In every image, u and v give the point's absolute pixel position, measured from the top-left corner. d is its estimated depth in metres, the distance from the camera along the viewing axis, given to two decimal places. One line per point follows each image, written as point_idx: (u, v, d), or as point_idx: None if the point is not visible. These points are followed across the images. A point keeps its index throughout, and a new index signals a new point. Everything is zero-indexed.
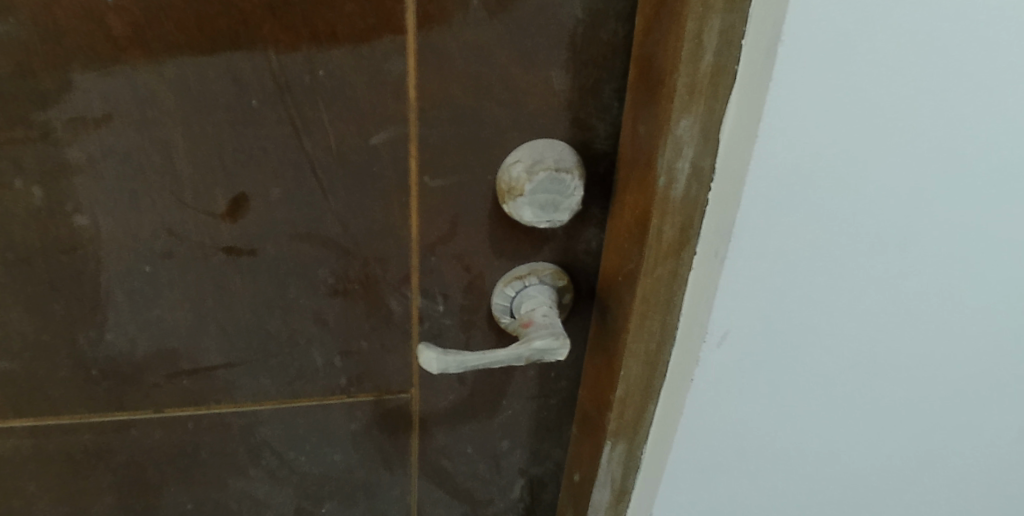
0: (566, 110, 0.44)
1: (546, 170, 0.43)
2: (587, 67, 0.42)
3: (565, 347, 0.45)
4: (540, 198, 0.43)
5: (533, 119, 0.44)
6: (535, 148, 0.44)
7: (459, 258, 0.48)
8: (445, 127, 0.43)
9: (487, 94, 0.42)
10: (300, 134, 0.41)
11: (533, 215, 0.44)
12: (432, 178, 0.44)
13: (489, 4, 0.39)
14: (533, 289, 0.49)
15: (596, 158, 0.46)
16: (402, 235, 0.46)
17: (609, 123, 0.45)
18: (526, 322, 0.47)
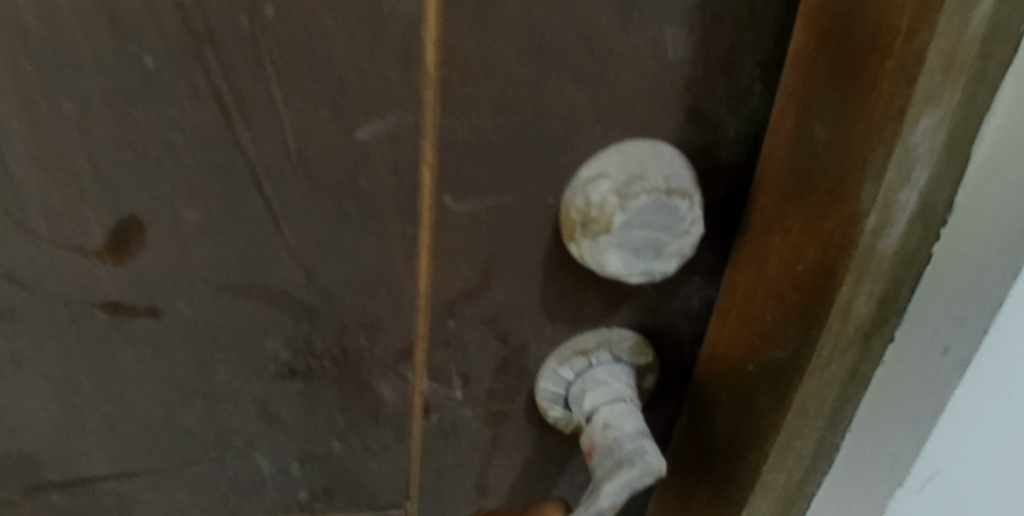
0: (683, 97, 0.26)
1: (654, 192, 0.26)
2: (728, 24, 0.25)
3: (650, 463, 0.28)
4: (637, 239, 0.26)
5: (627, 109, 0.26)
6: (630, 154, 0.27)
7: (490, 324, 0.31)
8: (483, 117, 0.25)
9: (560, 63, 0.25)
10: (233, 120, 0.24)
11: (623, 268, 0.27)
12: (456, 200, 0.27)
13: None
14: (603, 372, 0.32)
15: (718, 174, 0.28)
16: (401, 289, 0.29)
17: (745, 121, 0.27)
18: (588, 448, 0.30)
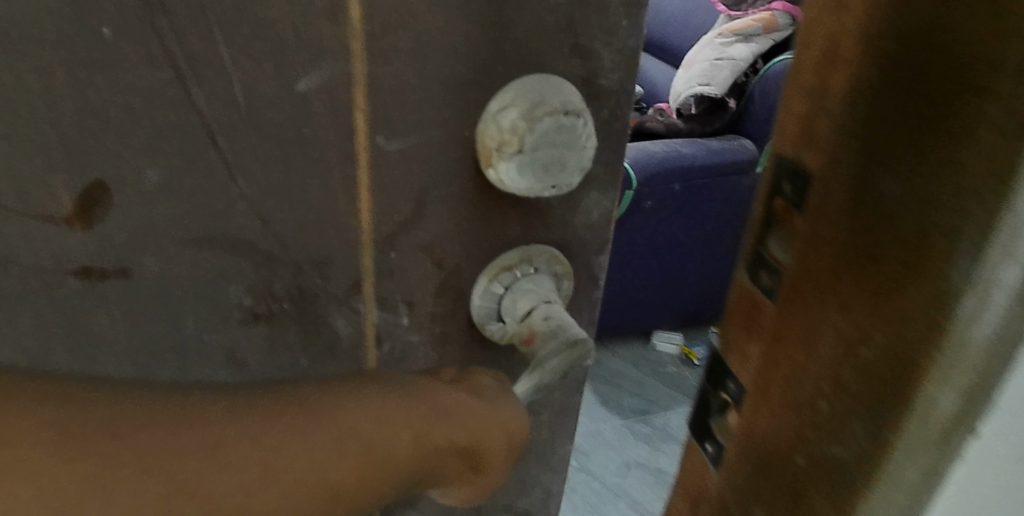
0: (565, 32, 0.32)
1: (554, 114, 0.32)
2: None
3: (586, 345, 0.36)
4: (544, 155, 0.32)
5: (520, 47, 0.32)
6: (529, 85, 0.32)
7: (427, 251, 0.36)
8: (404, 62, 0.30)
9: (462, 12, 0.30)
10: (187, 81, 0.27)
11: (535, 182, 0.33)
12: (387, 140, 0.32)
13: None
14: (528, 278, 0.38)
15: (599, 97, 0.35)
16: (347, 227, 0.33)
17: (617, 50, 0.34)
18: (527, 337, 0.37)
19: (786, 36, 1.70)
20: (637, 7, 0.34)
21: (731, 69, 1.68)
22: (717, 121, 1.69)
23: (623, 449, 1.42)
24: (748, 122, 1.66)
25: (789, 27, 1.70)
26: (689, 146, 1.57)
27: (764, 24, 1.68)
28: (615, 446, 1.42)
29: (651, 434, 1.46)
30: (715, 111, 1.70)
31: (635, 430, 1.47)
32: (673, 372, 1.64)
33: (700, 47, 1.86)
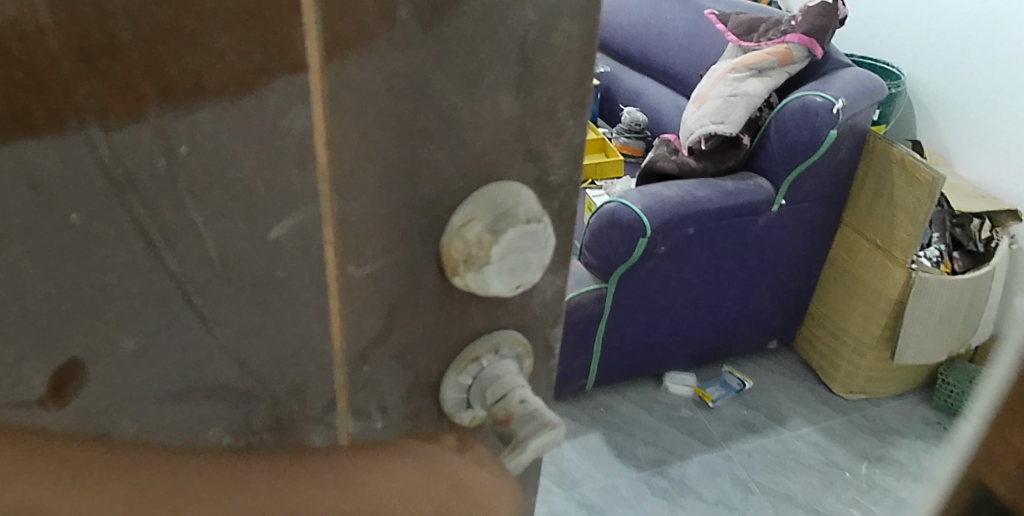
0: (519, 142, 0.34)
1: (518, 225, 0.33)
2: (541, 83, 0.32)
3: (557, 428, 0.39)
4: (510, 262, 0.34)
5: (479, 162, 0.33)
6: (490, 196, 0.33)
7: (398, 359, 0.36)
8: (371, 194, 0.31)
9: (424, 139, 0.31)
10: (161, 250, 0.27)
11: (503, 285, 0.35)
12: (357, 266, 0.32)
13: (423, 14, 0.28)
14: (496, 361, 0.39)
15: (552, 191, 0.36)
16: (321, 351, 0.33)
17: (565, 147, 0.35)
18: (503, 418, 0.39)
19: (798, 69, 1.58)
20: (584, 109, 0.35)
21: (745, 107, 1.54)
22: (731, 159, 1.56)
23: (639, 504, 1.42)
24: (762, 158, 1.54)
25: (802, 62, 1.57)
26: (704, 188, 1.48)
27: (779, 58, 1.55)
28: (633, 501, 1.43)
29: (669, 488, 1.46)
30: (727, 148, 1.57)
31: (652, 484, 1.47)
32: (688, 417, 1.62)
33: (714, 79, 1.65)
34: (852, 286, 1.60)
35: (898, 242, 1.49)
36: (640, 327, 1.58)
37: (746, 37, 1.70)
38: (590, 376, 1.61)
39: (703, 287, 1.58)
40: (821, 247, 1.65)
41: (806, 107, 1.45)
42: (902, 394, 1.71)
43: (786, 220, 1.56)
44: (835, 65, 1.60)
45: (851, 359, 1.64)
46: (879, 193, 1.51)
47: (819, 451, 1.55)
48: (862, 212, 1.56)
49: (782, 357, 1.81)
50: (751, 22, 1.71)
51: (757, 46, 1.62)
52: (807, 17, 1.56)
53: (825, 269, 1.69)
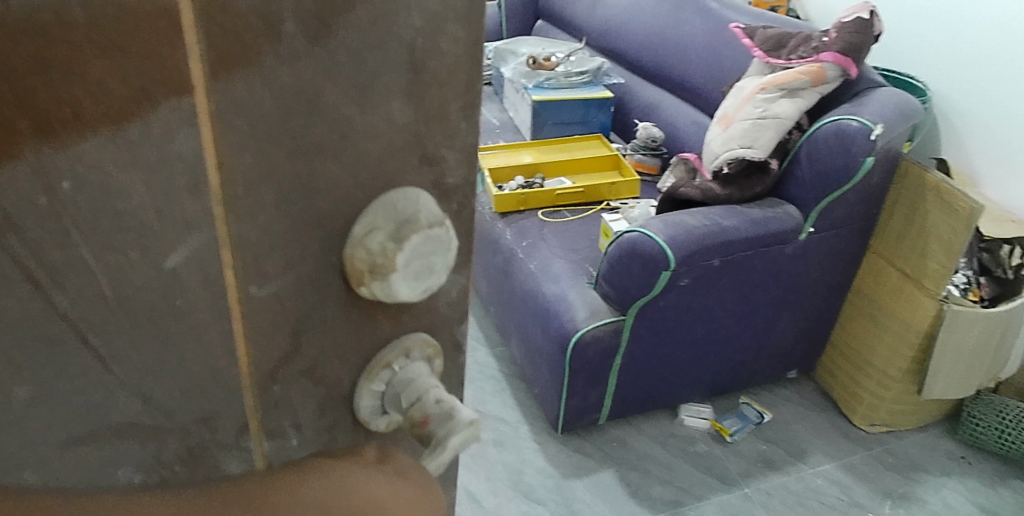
0: (412, 147, 0.34)
1: (420, 231, 0.33)
2: (432, 88, 0.32)
3: (475, 423, 0.40)
4: (415, 268, 0.34)
5: (376, 170, 0.33)
6: (390, 202, 0.33)
7: (309, 374, 0.37)
8: (269, 211, 0.31)
9: (318, 152, 0.31)
10: (50, 295, 0.27)
11: (411, 292, 0.35)
12: (259, 286, 0.32)
13: (308, 25, 0.28)
14: (407, 368, 0.39)
15: (448, 193, 0.37)
16: (229, 376, 0.33)
17: (460, 149, 0.36)
18: (420, 420, 0.39)
19: (831, 86, 1.86)
20: (475, 110, 0.35)
21: (774, 129, 1.83)
22: (756, 185, 1.87)
23: None
24: (792, 185, 1.88)
25: (835, 79, 1.85)
26: (729, 217, 1.80)
27: (810, 77, 1.83)
28: None
29: None
30: (753, 173, 1.88)
31: None
32: (702, 451, 2.07)
33: (745, 99, 1.94)
34: (885, 283, 2.03)
35: (923, 252, 1.90)
36: (649, 343, 1.91)
37: (775, 52, 2.01)
38: (608, 386, 1.95)
39: (727, 315, 1.95)
40: (810, 275, 2.02)
41: (841, 130, 1.74)
42: (929, 426, 2.21)
43: (824, 242, 1.96)
44: (868, 83, 1.91)
45: (879, 345, 2.08)
46: (914, 206, 1.91)
47: (839, 487, 2.00)
48: (894, 230, 1.98)
49: (801, 384, 2.36)
50: (780, 39, 2.02)
51: (792, 64, 1.91)
52: (841, 36, 1.84)
53: (868, 268, 2.09)
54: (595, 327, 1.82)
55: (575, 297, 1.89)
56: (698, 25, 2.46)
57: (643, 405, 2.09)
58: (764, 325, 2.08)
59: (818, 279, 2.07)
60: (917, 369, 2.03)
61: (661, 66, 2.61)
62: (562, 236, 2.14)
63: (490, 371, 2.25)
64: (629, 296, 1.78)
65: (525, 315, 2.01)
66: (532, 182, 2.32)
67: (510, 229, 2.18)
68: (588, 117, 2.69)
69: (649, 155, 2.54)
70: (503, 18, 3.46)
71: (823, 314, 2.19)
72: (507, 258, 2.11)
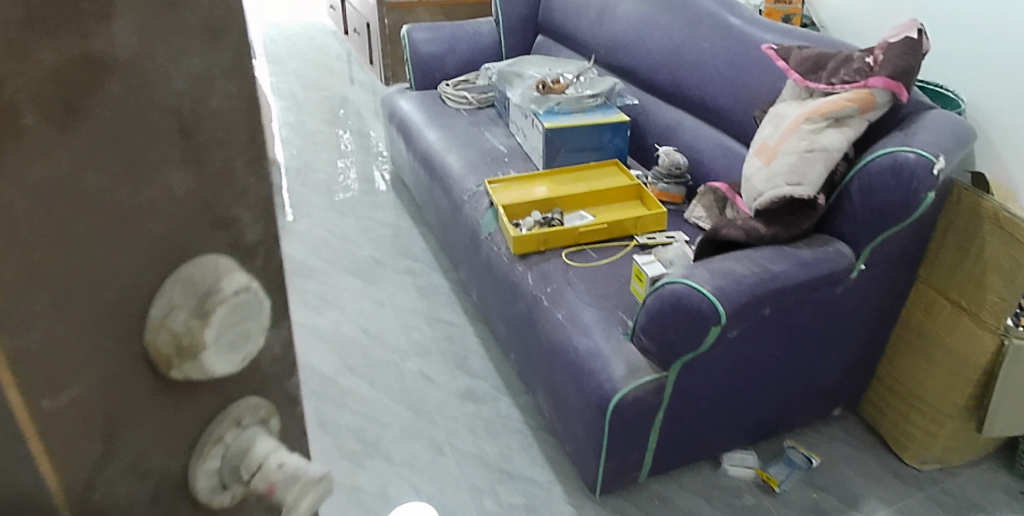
0: (202, 213, 0.45)
1: (227, 303, 0.44)
2: (205, 152, 0.44)
3: (321, 479, 0.50)
4: (226, 340, 0.45)
5: (165, 240, 0.43)
6: (192, 271, 0.44)
7: (136, 439, 0.45)
8: (55, 318, 0.38)
9: (94, 253, 0.39)
10: None
11: (220, 360, 0.45)
12: (51, 399, 0.39)
13: (59, 126, 0.35)
14: (241, 435, 0.51)
15: (238, 244, 0.48)
16: (46, 467, 0.40)
17: (245, 206, 0.48)
18: (267, 488, 0.49)
19: (880, 112, 1.76)
20: (249, 165, 0.48)
21: (824, 164, 1.72)
22: (805, 222, 1.76)
23: None
24: (845, 220, 1.79)
25: (885, 105, 1.75)
26: (779, 262, 1.69)
27: (860, 105, 1.73)
28: None
29: None
30: (801, 210, 1.77)
31: None
32: (752, 504, 2.04)
33: (789, 128, 1.83)
34: (935, 316, 2.09)
35: (980, 292, 1.96)
36: (692, 398, 1.82)
37: (813, 75, 1.91)
38: (649, 443, 1.86)
39: (773, 362, 1.89)
40: (856, 317, 2.00)
41: (899, 164, 1.64)
42: (980, 460, 2.27)
43: (865, 280, 1.90)
44: (916, 106, 1.84)
45: (930, 379, 2.14)
46: (964, 248, 1.98)
47: None
48: (941, 272, 2.06)
49: (846, 421, 2.43)
50: (817, 60, 1.92)
51: (835, 90, 1.81)
52: (891, 59, 1.73)
53: (916, 301, 2.15)
54: (637, 387, 1.71)
55: (611, 352, 1.78)
56: (716, 42, 2.41)
57: (684, 456, 1.99)
58: (800, 362, 1.98)
59: (856, 312, 1.99)
60: (976, 405, 2.08)
61: (678, 87, 2.57)
62: (587, 279, 2.03)
63: (514, 424, 2.18)
64: (674, 354, 1.67)
65: (557, 371, 1.91)
66: (550, 219, 2.27)
67: (531, 274, 2.09)
68: (602, 142, 2.65)
69: (673, 183, 2.43)
70: (502, 36, 3.59)
71: (868, 351, 2.21)
72: (530, 305, 2.03)
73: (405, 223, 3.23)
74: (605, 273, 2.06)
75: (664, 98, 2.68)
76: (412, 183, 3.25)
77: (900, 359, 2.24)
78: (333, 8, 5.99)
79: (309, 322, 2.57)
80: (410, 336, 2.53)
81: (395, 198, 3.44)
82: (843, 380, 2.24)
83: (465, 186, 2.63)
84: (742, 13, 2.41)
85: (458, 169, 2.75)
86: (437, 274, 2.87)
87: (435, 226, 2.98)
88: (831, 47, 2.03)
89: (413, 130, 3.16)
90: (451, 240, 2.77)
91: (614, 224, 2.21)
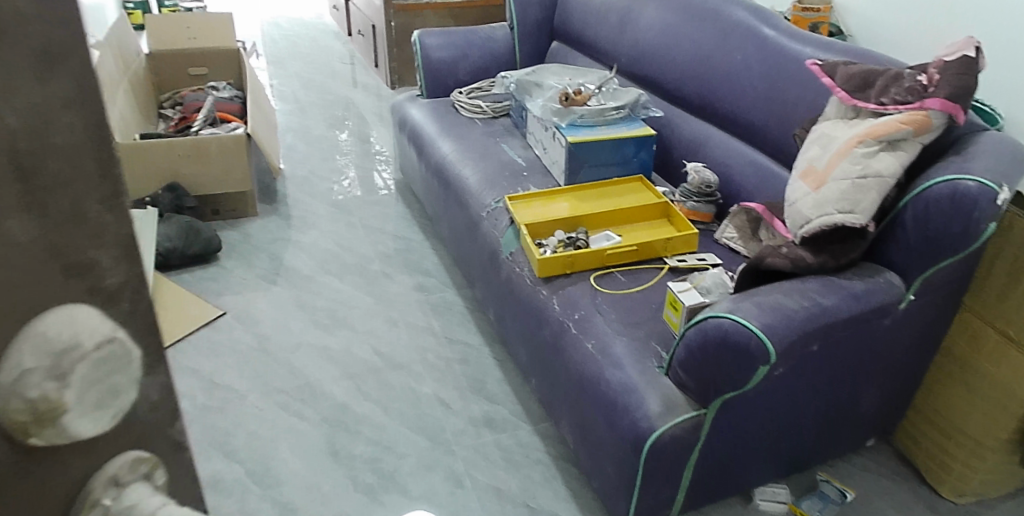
0: (53, 260, 0.55)
1: (98, 362, 0.58)
2: (50, 196, 0.54)
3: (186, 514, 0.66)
4: (92, 399, 0.59)
5: (20, 289, 0.53)
6: (54, 325, 0.55)
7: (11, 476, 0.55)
8: None
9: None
10: None
11: (80, 420, 0.58)
12: None
13: None
14: (118, 494, 0.65)
15: (102, 285, 0.60)
16: None
17: (107, 253, 0.60)
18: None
19: (934, 135, 1.69)
20: (103, 204, 0.59)
21: (877, 190, 1.64)
22: (853, 251, 1.70)
23: None
24: (896, 248, 1.73)
25: (940, 127, 1.68)
26: (827, 295, 1.62)
27: (915, 128, 1.66)
28: None
29: None
30: (849, 239, 1.70)
31: None
32: None
33: (839, 151, 1.74)
34: (981, 345, 1.98)
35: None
36: (730, 433, 1.74)
37: (860, 93, 1.84)
38: (682, 480, 1.77)
39: (815, 395, 1.80)
40: (899, 347, 1.89)
41: (956, 193, 1.58)
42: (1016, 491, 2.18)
43: (912, 310, 1.80)
44: (969, 129, 1.76)
45: (975, 412, 2.02)
46: (1013, 274, 1.88)
47: None
48: (986, 300, 1.96)
49: (880, 451, 2.31)
50: (865, 78, 1.85)
51: (887, 110, 1.74)
52: (948, 79, 1.66)
53: (959, 329, 2.04)
54: (674, 425, 1.64)
55: (646, 387, 1.71)
56: (750, 53, 2.31)
57: (718, 492, 1.89)
58: (842, 395, 1.88)
59: (900, 343, 1.88)
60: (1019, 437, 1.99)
61: (707, 99, 2.47)
62: (618, 306, 1.95)
63: (535, 454, 2.07)
64: (714, 389, 1.61)
65: (586, 404, 1.83)
66: (576, 239, 2.18)
67: (556, 299, 2.02)
68: (626, 157, 2.54)
69: (703, 201, 2.31)
70: (516, 41, 3.48)
71: (907, 380, 2.09)
72: (557, 332, 1.95)
73: (415, 236, 3.11)
74: (637, 300, 1.97)
75: (691, 111, 2.59)
76: (423, 195, 3.14)
77: (936, 388, 2.13)
78: (336, 8, 5.86)
79: (318, 343, 2.46)
80: (424, 358, 2.42)
81: (405, 208, 3.35)
82: (881, 410, 2.11)
83: (482, 202, 2.53)
84: (778, 24, 2.31)
85: (473, 183, 2.64)
86: (450, 291, 2.76)
87: (448, 240, 2.87)
88: (880, 64, 1.95)
89: (425, 141, 3.05)
90: (465, 256, 2.66)
91: (644, 246, 2.12)
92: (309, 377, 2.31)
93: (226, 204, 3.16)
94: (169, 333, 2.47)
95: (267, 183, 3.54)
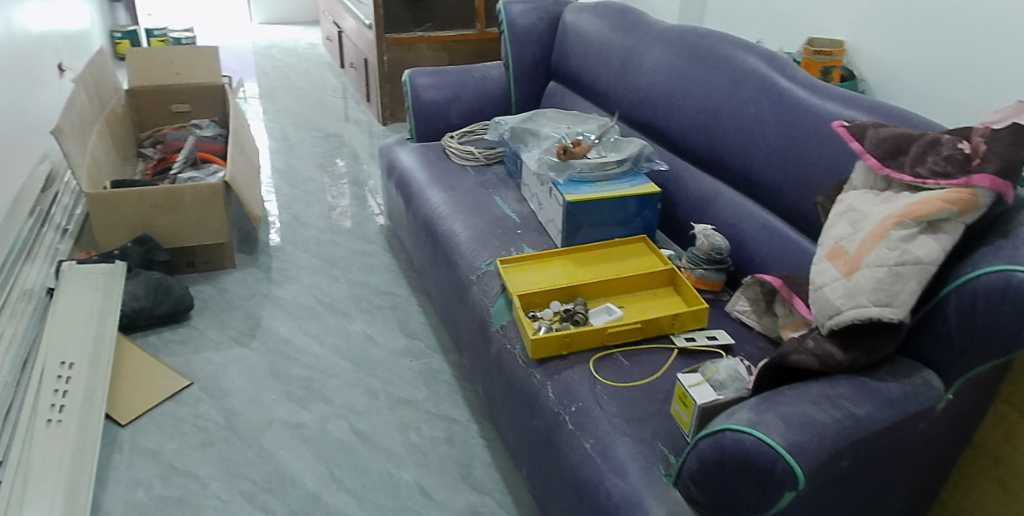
0: None
1: None
2: None
3: None
4: None
5: None
6: None
7: None
8: None
9: None
10: None
11: None
12: None
13: None
14: None
15: None
16: None
17: None
18: None
19: (981, 214, 1.47)
20: None
21: (916, 279, 1.44)
22: (888, 345, 1.48)
23: None
24: (936, 341, 1.51)
25: (987, 205, 1.47)
26: (860, 402, 1.41)
27: (960, 207, 1.45)
28: None
29: None
30: (884, 331, 1.48)
31: None
32: None
33: (873, 233, 1.54)
34: (1021, 442, 1.74)
35: None
36: None
37: (893, 161, 1.64)
38: None
39: (844, 507, 1.57)
40: (935, 445, 1.67)
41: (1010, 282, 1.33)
42: None
43: (950, 408, 1.59)
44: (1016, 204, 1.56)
45: None
46: None
47: None
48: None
49: None
50: (899, 142, 1.65)
51: (925, 183, 1.54)
52: (996, 150, 1.45)
53: (993, 421, 1.81)
54: None
55: (654, 502, 1.48)
56: (765, 106, 2.11)
57: None
58: (872, 502, 1.65)
59: (936, 442, 1.66)
60: None
61: (717, 153, 2.27)
62: (620, 396, 1.73)
63: None
64: (730, 510, 1.38)
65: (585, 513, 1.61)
66: (574, 313, 1.97)
67: (552, 385, 1.80)
68: (629, 216, 2.35)
69: (712, 268, 2.11)
70: (511, 80, 3.30)
71: (939, 477, 1.86)
72: (553, 425, 1.74)
73: (401, 292, 2.91)
74: (641, 389, 1.76)
75: (700, 164, 2.39)
76: (411, 247, 2.94)
77: (967, 483, 1.90)
78: (330, 40, 5.71)
79: (291, 420, 2.25)
80: (407, 437, 2.20)
81: (392, 259, 3.15)
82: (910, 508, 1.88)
83: (473, 263, 2.33)
84: (795, 75, 2.12)
85: (464, 241, 2.44)
86: (437, 357, 2.55)
87: (435, 299, 2.67)
88: (911, 128, 1.75)
89: (414, 190, 2.85)
90: (453, 320, 2.45)
91: (649, 323, 1.91)
92: (279, 462, 2.09)
93: (202, 256, 2.96)
94: (129, 408, 2.25)
95: (248, 230, 3.34)
